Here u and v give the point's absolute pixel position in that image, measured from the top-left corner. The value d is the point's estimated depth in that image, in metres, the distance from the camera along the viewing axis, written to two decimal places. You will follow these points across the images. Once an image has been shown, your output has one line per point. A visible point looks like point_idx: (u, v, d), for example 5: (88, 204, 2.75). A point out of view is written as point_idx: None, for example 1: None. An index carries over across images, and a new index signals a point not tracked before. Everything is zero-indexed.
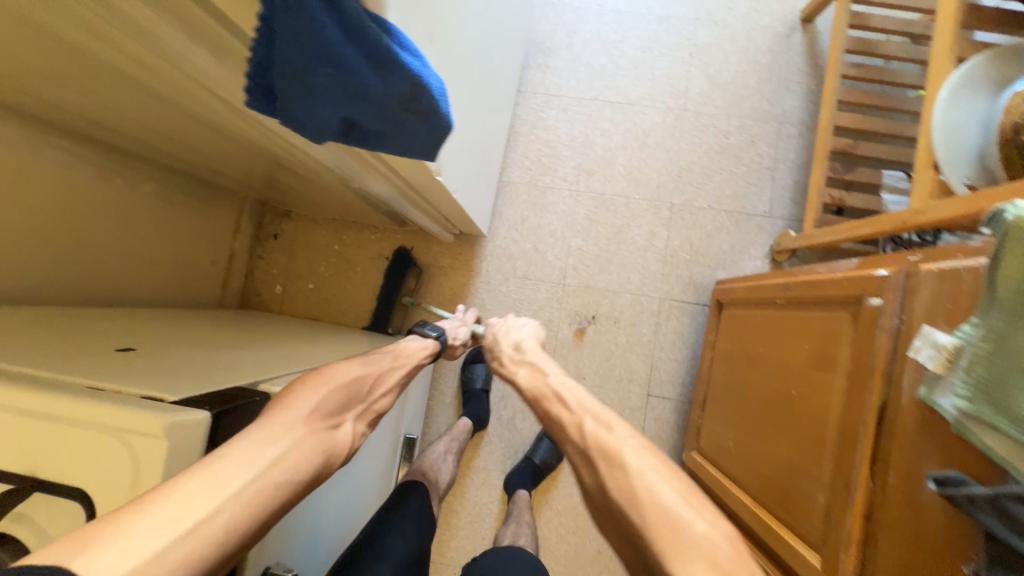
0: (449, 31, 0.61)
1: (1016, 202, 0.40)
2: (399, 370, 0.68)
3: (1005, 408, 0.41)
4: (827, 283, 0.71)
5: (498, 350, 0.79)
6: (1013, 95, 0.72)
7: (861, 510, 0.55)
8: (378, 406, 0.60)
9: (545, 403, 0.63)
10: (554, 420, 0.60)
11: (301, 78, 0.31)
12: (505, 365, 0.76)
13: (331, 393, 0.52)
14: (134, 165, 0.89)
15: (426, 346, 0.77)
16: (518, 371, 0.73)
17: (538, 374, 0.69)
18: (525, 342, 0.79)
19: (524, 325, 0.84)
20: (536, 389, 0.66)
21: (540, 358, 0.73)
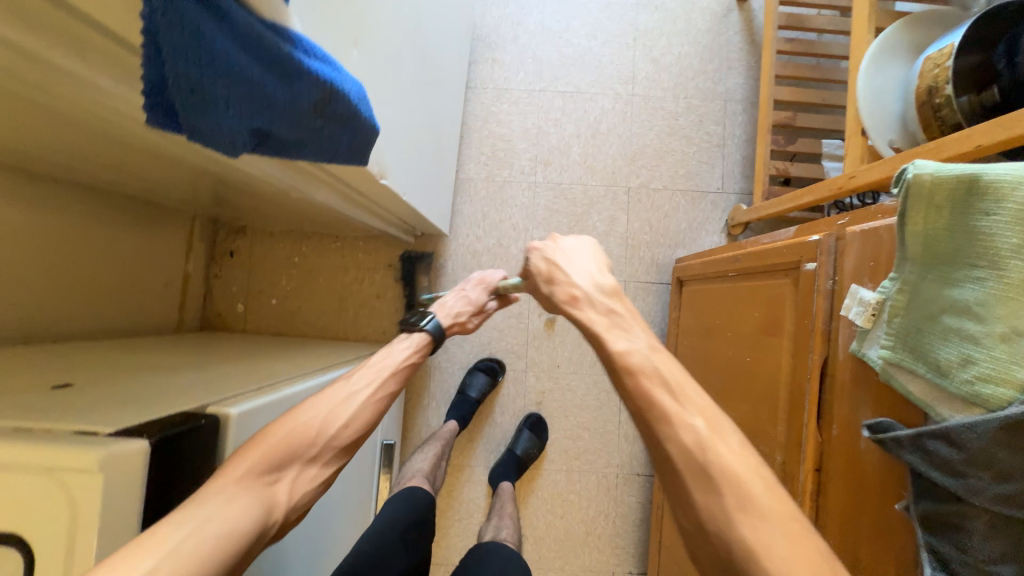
0: (376, 30, 0.60)
1: (916, 162, 0.43)
2: (368, 389, 0.63)
3: (921, 353, 0.43)
4: (769, 252, 0.74)
5: (568, 286, 0.63)
6: (926, 60, 0.76)
7: (812, 464, 0.58)
8: (342, 438, 0.58)
9: (643, 382, 0.51)
10: (658, 411, 0.49)
11: (200, 94, 0.31)
12: (573, 309, 0.61)
13: (268, 448, 0.50)
14: (65, 194, 0.84)
15: (412, 344, 0.74)
16: (600, 324, 0.58)
17: (629, 332, 0.56)
18: (597, 276, 0.63)
19: (587, 251, 0.67)
20: (625, 350, 0.54)
21: (622, 308, 0.59)
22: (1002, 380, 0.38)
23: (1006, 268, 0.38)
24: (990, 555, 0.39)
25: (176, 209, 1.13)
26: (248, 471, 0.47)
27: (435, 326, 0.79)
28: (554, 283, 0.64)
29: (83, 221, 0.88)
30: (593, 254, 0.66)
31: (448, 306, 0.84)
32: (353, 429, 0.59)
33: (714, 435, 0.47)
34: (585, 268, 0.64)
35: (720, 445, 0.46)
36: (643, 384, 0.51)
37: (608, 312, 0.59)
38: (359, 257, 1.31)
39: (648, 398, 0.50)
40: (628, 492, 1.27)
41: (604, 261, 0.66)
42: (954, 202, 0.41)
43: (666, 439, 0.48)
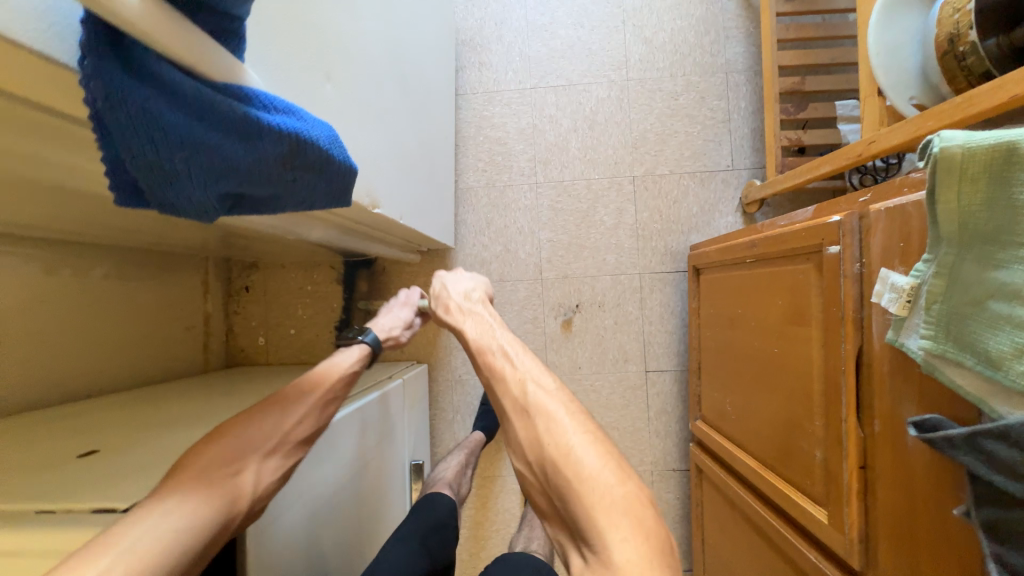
0: (349, 61, 0.58)
1: (941, 133, 0.38)
2: (315, 393, 0.65)
3: (968, 343, 0.39)
4: (787, 235, 0.69)
5: (444, 298, 0.70)
6: (945, 5, 0.70)
7: (856, 461, 0.54)
8: (298, 432, 0.59)
9: (488, 357, 0.56)
10: (496, 375, 0.53)
11: (160, 169, 0.30)
12: (448, 317, 0.68)
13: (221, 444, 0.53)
14: (84, 255, 0.87)
15: (353, 354, 0.76)
16: (464, 322, 0.64)
17: (483, 325, 0.62)
18: (471, 292, 0.71)
19: (472, 279, 0.75)
20: (479, 337, 0.59)
21: (485, 311, 0.66)
22: None
23: None
24: None
25: (189, 253, 1.16)
26: (205, 469, 0.49)
27: (373, 338, 0.82)
28: (439, 300, 0.71)
29: (104, 279, 0.92)
30: (475, 279, 0.74)
31: (381, 323, 0.88)
32: (306, 426, 0.60)
33: (538, 380, 0.51)
34: (460, 287, 0.72)
35: (543, 392, 0.49)
36: (492, 363, 0.55)
37: (472, 312, 0.66)
38: (369, 279, 1.32)
39: (493, 369, 0.54)
40: (665, 489, 1.24)
41: (483, 288, 0.74)
42: (990, 175, 0.36)
43: (502, 394, 0.51)
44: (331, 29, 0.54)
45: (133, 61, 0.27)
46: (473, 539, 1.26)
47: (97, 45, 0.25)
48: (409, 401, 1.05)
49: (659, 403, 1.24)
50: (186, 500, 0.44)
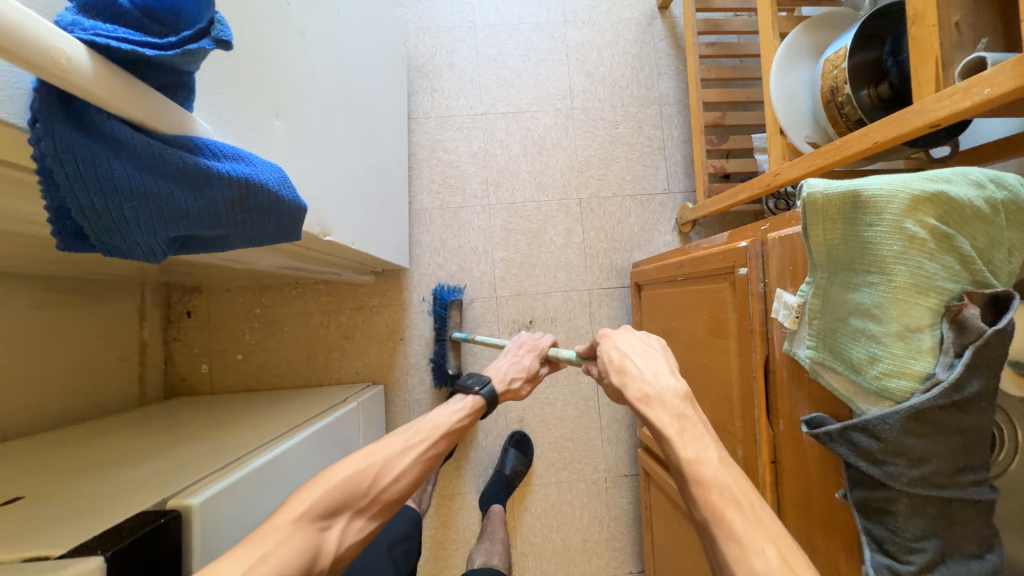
0: (299, 96, 0.60)
1: (808, 181, 0.46)
2: (419, 447, 0.63)
3: (839, 353, 0.47)
4: (708, 257, 0.78)
5: (637, 380, 0.54)
6: (826, 62, 0.83)
7: (768, 456, 0.61)
8: (392, 492, 0.59)
9: (708, 495, 0.45)
10: (725, 526, 0.43)
11: (107, 217, 0.31)
12: (643, 408, 0.52)
13: (325, 493, 0.53)
14: (6, 284, 0.81)
15: (463, 408, 0.73)
16: (670, 432, 0.49)
17: (700, 440, 0.49)
18: (667, 375, 0.55)
19: (654, 348, 0.59)
20: (695, 460, 0.47)
21: (693, 413, 0.51)
22: (903, 373, 0.42)
23: (891, 273, 0.42)
24: (914, 533, 0.42)
25: (122, 279, 1.09)
26: (304, 515, 0.51)
27: (489, 391, 0.76)
28: (624, 378, 0.55)
29: (28, 310, 0.85)
30: (661, 351, 0.58)
31: (501, 370, 0.81)
32: (402, 484, 0.60)
33: (785, 566, 0.40)
34: (653, 367, 0.56)
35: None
36: (710, 500, 0.45)
37: (677, 413, 0.51)
38: (322, 301, 1.30)
39: (718, 515, 0.44)
40: (618, 494, 1.30)
41: (672, 360, 0.58)
42: (844, 216, 0.44)
43: (735, 561, 0.41)
44: (280, 68, 0.56)
45: (85, 119, 0.28)
46: (434, 560, 1.25)
47: (47, 108, 0.27)
48: (364, 425, 1.04)
49: (610, 412, 1.31)
50: (281, 548, 0.47)
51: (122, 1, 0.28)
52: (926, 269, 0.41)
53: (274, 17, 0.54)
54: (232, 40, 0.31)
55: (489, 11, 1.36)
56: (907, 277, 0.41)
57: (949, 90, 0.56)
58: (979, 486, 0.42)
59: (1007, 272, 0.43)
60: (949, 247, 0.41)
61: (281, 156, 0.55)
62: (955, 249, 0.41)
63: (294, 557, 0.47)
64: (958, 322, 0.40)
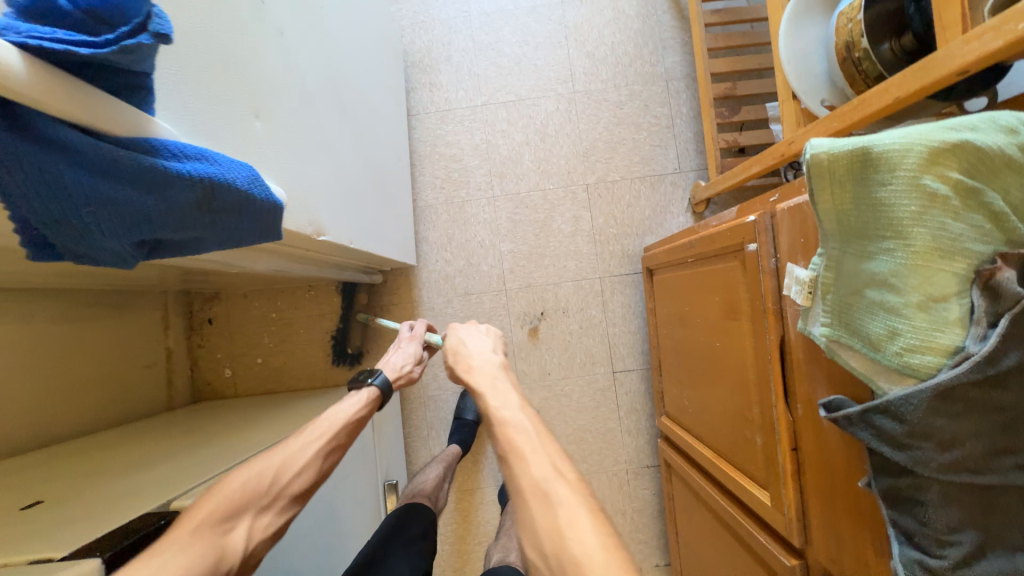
0: (280, 96, 0.60)
1: (811, 142, 0.41)
2: (318, 442, 0.65)
3: (856, 328, 0.43)
4: (716, 235, 0.73)
5: (464, 355, 0.64)
6: (840, 16, 0.76)
7: (788, 443, 0.57)
8: (298, 486, 0.60)
9: (509, 432, 0.51)
10: (517, 452, 0.49)
11: (67, 223, 0.32)
12: (466, 377, 0.60)
13: (225, 497, 0.52)
14: (31, 299, 0.85)
15: (361, 400, 0.74)
16: (480, 385, 0.58)
17: (507, 393, 0.57)
18: (491, 353, 0.65)
19: (485, 333, 0.70)
20: (499, 407, 0.54)
21: (506, 376, 0.60)
22: (928, 348, 0.38)
23: (910, 237, 0.37)
24: (948, 525, 0.38)
25: (143, 289, 1.13)
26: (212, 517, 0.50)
27: (383, 381, 0.78)
28: (457, 357, 0.64)
29: (53, 323, 0.90)
30: (492, 337, 0.69)
31: (391, 362, 0.83)
32: (304, 479, 0.61)
33: (558, 473, 0.47)
34: (478, 346, 0.66)
35: (561, 484, 0.46)
36: (510, 435, 0.51)
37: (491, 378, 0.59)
38: (334, 302, 1.31)
39: (512, 446, 0.50)
40: (640, 486, 1.27)
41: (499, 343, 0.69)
42: (854, 177, 0.40)
43: (519, 476, 0.47)
44: (259, 68, 0.55)
45: (30, 126, 0.28)
46: (457, 555, 1.26)
47: None
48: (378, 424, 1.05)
49: (628, 402, 1.28)
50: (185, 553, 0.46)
51: (63, 3, 0.28)
52: (950, 230, 0.36)
53: (248, 17, 0.54)
54: (171, 33, 0.31)
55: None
56: (927, 241, 0.37)
57: (978, 30, 0.50)
58: None
59: None
60: (977, 204, 0.37)
61: (264, 157, 0.55)
62: (985, 205, 0.37)
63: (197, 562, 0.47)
64: (991, 287, 0.36)
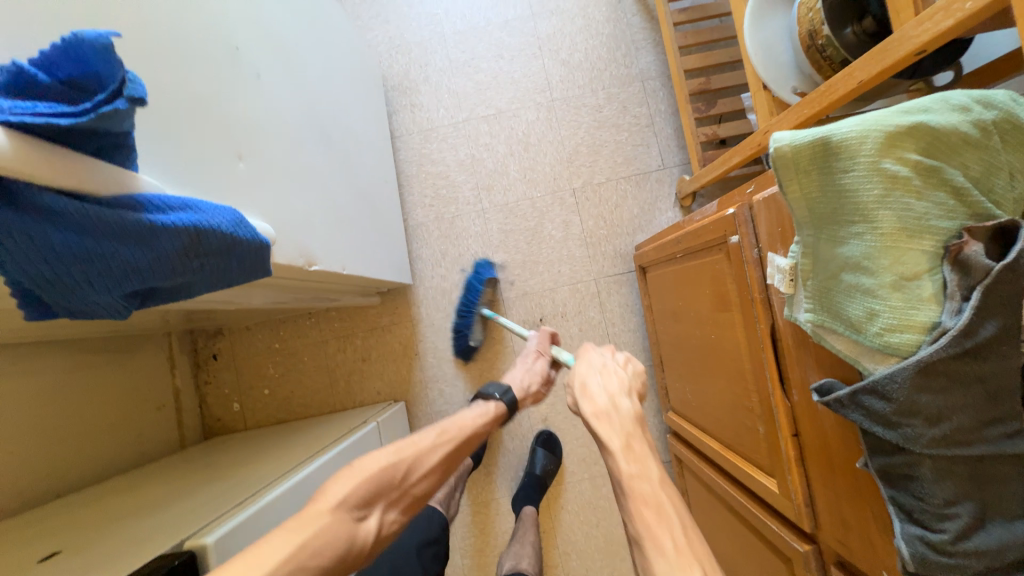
0: (261, 137, 0.62)
1: (774, 135, 0.42)
2: (440, 453, 0.65)
3: (838, 312, 0.43)
4: (700, 230, 0.74)
5: (592, 395, 0.59)
6: (800, 6, 0.78)
7: (789, 430, 0.58)
8: (419, 488, 0.62)
9: (646, 514, 0.48)
10: (654, 539, 0.46)
11: (58, 282, 0.34)
12: (596, 423, 0.56)
13: (361, 484, 0.56)
14: (40, 352, 0.88)
15: (486, 414, 0.74)
16: (613, 440, 0.54)
17: (644, 457, 0.52)
18: (621, 396, 0.58)
19: (624, 366, 0.64)
20: (636, 474, 0.51)
21: (642, 436, 0.55)
22: (906, 326, 0.38)
23: (877, 220, 0.38)
24: (944, 499, 0.38)
25: (147, 332, 1.15)
26: (345, 502, 0.54)
27: (508, 398, 0.77)
28: (584, 391, 0.59)
29: (63, 373, 0.92)
30: (628, 373, 0.62)
31: (517, 377, 0.82)
32: (428, 481, 0.63)
33: None
34: (609, 385, 0.60)
35: None
36: (646, 518, 0.47)
37: (626, 432, 0.55)
38: (336, 327, 1.33)
39: (653, 532, 0.46)
40: None
41: (638, 382, 0.62)
42: (818, 166, 0.40)
43: None
44: (238, 113, 0.57)
45: (18, 196, 0.30)
46: (477, 569, 1.25)
47: None
48: (387, 444, 1.06)
49: None
50: (320, 537, 0.50)
51: (41, 75, 0.30)
52: (914, 209, 0.37)
53: (223, 63, 0.56)
54: (146, 96, 0.32)
55: (455, 18, 1.36)
56: (894, 222, 0.38)
57: (927, 11, 0.51)
58: (1014, 439, 0.37)
59: (1013, 198, 0.38)
60: (939, 181, 0.38)
61: (250, 197, 0.57)
62: (946, 181, 0.38)
63: (332, 544, 0.51)
64: (961, 261, 0.37)
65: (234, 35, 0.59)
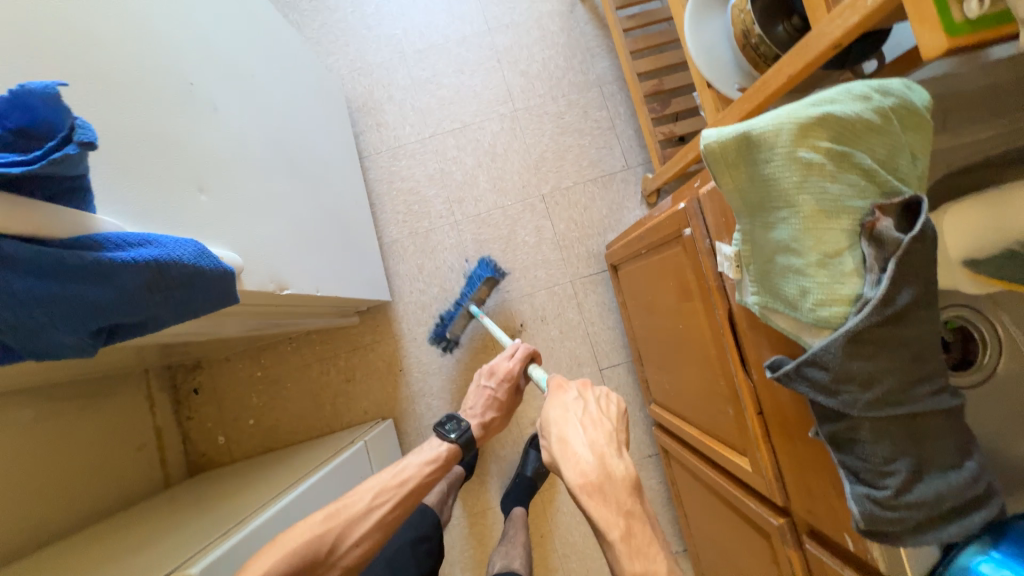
0: (222, 169, 0.63)
1: (704, 133, 0.45)
2: (380, 513, 0.69)
3: (777, 292, 0.46)
4: (659, 225, 0.78)
5: (581, 466, 0.54)
6: (732, 8, 0.83)
7: (754, 408, 0.61)
8: (349, 556, 0.66)
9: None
10: None
11: (21, 326, 0.35)
12: (588, 501, 0.52)
13: (283, 559, 0.59)
14: (22, 400, 0.87)
15: (439, 457, 0.78)
16: (613, 529, 0.50)
17: (646, 547, 0.50)
18: (611, 459, 0.54)
19: (603, 417, 0.60)
20: (642, 574, 0.49)
21: (639, 508, 0.52)
22: (833, 300, 0.41)
23: (798, 204, 0.41)
24: (884, 457, 0.40)
25: (124, 371, 1.14)
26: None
27: (463, 436, 0.80)
28: (567, 454, 0.56)
29: (42, 420, 0.91)
30: (609, 425, 0.59)
31: (471, 408, 0.86)
32: (362, 545, 0.67)
33: None
34: (596, 443, 0.56)
35: None
36: None
37: (625, 511, 0.52)
38: (317, 350, 1.33)
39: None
40: (647, 476, 1.29)
41: (620, 432, 0.59)
42: (743, 158, 0.44)
43: None
44: (196, 147, 0.58)
45: None
46: None
47: None
48: (377, 462, 1.06)
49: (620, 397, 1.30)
50: None
51: None
52: (830, 192, 0.41)
53: (178, 100, 0.57)
54: (96, 139, 0.33)
55: (415, 37, 1.39)
56: (813, 205, 0.41)
57: (838, 9, 0.56)
58: (937, 395, 0.40)
59: (916, 175, 0.42)
60: (850, 165, 0.41)
61: (214, 228, 0.58)
62: (856, 165, 0.41)
63: None
64: (875, 236, 0.40)
65: (189, 72, 0.60)
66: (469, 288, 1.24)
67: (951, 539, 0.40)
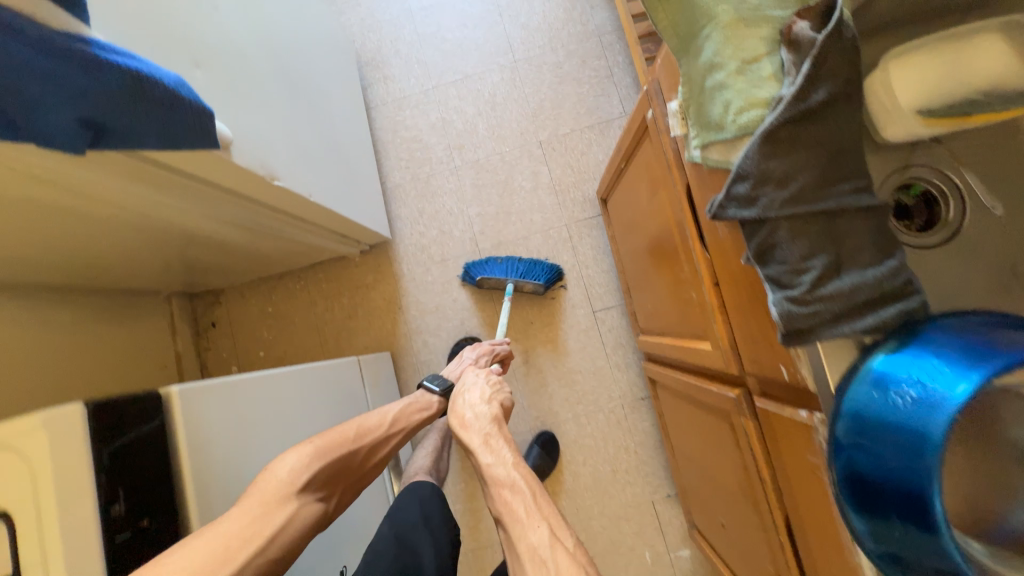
0: (221, 56, 0.70)
1: None
2: (394, 442, 0.83)
3: (708, 120, 0.48)
4: (631, 124, 0.80)
5: (461, 408, 0.81)
6: None
7: (710, 276, 0.62)
8: (372, 474, 0.78)
9: (503, 494, 0.62)
10: (512, 515, 0.59)
11: (23, 99, 0.41)
12: (461, 430, 0.76)
13: (324, 469, 0.67)
14: (48, 300, 0.98)
15: (432, 406, 0.91)
16: (471, 438, 0.74)
17: (498, 449, 0.70)
18: (482, 405, 0.80)
19: (488, 387, 0.86)
20: (492, 463, 0.67)
21: (497, 433, 0.74)
22: (752, 104, 0.43)
23: (718, 15, 0.44)
24: (801, 255, 0.42)
25: (150, 292, 1.25)
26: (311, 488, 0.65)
27: (444, 392, 0.93)
28: (456, 405, 0.82)
29: (71, 323, 1.02)
30: (492, 392, 0.84)
31: (454, 369, 1.01)
32: (374, 462, 0.79)
33: (554, 538, 0.55)
34: (472, 399, 0.82)
35: (558, 549, 0.53)
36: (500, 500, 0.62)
37: (485, 433, 0.74)
38: (323, 288, 1.40)
39: (508, 506, 0.60)
40: (639, 419, 1.29)
41: (495, 396, 0.84)
42: None
43: (517, 541, 0.56)
44: (195, 31, 0.65)
45: None
46: (470, 512, 1.29)
47: None
48: (370, 380, 1.11)
49: (613, 339, 1.31)
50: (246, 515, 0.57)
51: None
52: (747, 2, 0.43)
53: None
54: None
55: None
56: (732, 15, 0.43)
57: None
58: (858, 195, 0.40)
59: None
60: None
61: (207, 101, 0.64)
62: None
63: (290, 524, 0.60)
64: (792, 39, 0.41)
65: None
66: (519, 273, 1.25)
67: (866, 332, 0.40)
